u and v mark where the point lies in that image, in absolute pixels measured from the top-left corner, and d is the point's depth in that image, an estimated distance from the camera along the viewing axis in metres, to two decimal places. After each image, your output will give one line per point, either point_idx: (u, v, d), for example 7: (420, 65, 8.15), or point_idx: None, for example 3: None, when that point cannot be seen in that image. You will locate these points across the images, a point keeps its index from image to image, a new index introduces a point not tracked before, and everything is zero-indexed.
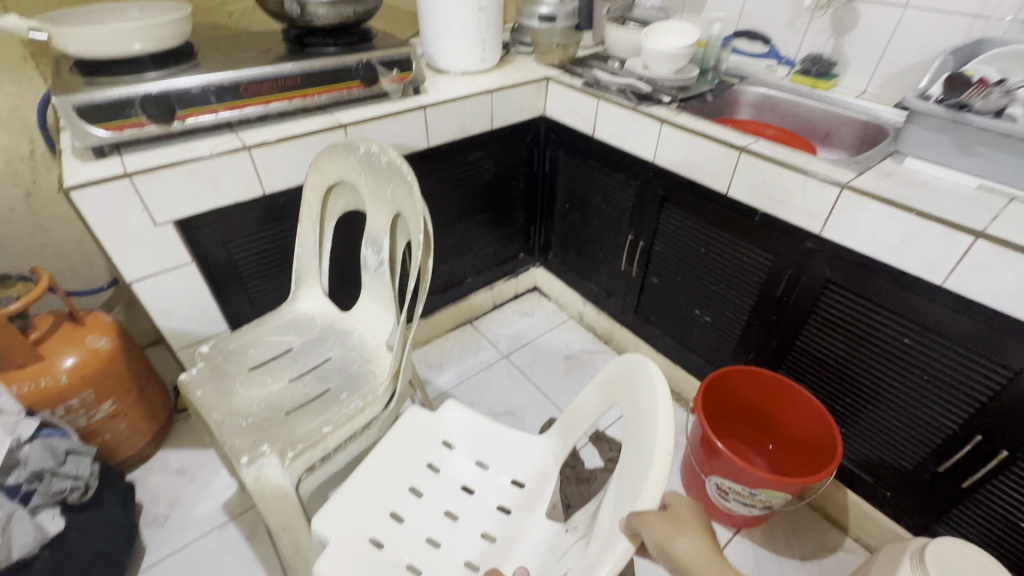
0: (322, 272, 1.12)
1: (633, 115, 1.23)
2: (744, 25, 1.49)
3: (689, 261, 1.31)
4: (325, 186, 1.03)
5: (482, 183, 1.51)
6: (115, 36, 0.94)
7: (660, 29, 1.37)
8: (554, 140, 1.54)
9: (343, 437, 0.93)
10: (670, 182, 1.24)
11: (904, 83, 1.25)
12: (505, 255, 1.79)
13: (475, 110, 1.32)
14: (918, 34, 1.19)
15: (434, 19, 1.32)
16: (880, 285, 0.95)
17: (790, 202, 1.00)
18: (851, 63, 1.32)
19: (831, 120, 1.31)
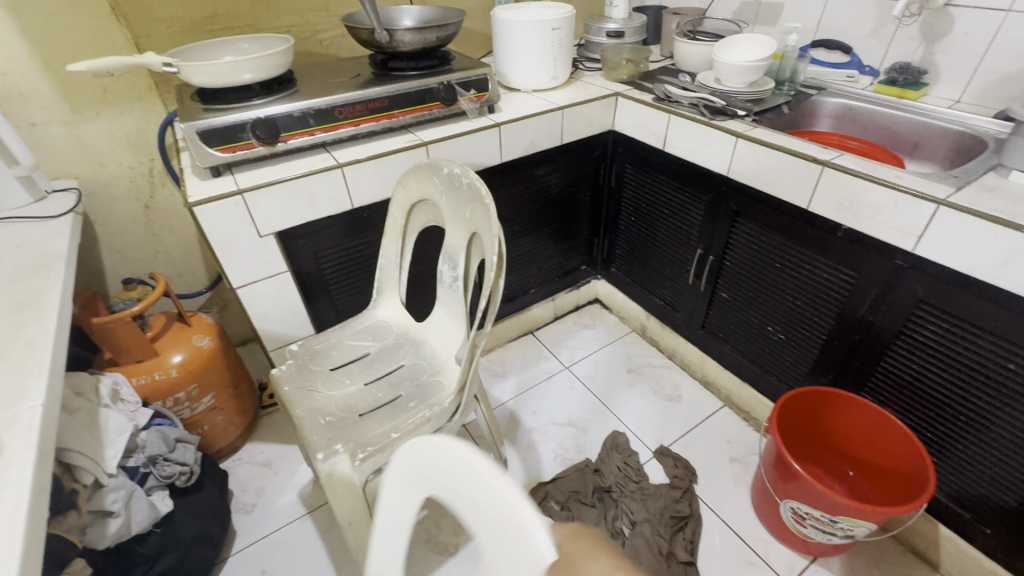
0: (402, 282, 1.19)
1: (706, 129, 1.23)
2: (822, 35, 1.45)
3: (762, 277, 1.28)
4: (409, 202, 1.09)
5: (549, 197, 1.55)
6: (232, 68, 1.05)
7: (734, 41, 1.35)
8: (621, 154, 1.55)
9: None
10: (744, 197, 1.23)
11: (1006, 92, 1.17)
12: (568, 267, 1.81)
13: (546, 125, 1.36)
14: (1022, 40, 1.12)
15: (508, 39, 1.38)
16: (981, 306, 0.89)
17: (878, 217, 0.96)
18: (943, 71, 1.26)
19: (920, 132, 1.25)
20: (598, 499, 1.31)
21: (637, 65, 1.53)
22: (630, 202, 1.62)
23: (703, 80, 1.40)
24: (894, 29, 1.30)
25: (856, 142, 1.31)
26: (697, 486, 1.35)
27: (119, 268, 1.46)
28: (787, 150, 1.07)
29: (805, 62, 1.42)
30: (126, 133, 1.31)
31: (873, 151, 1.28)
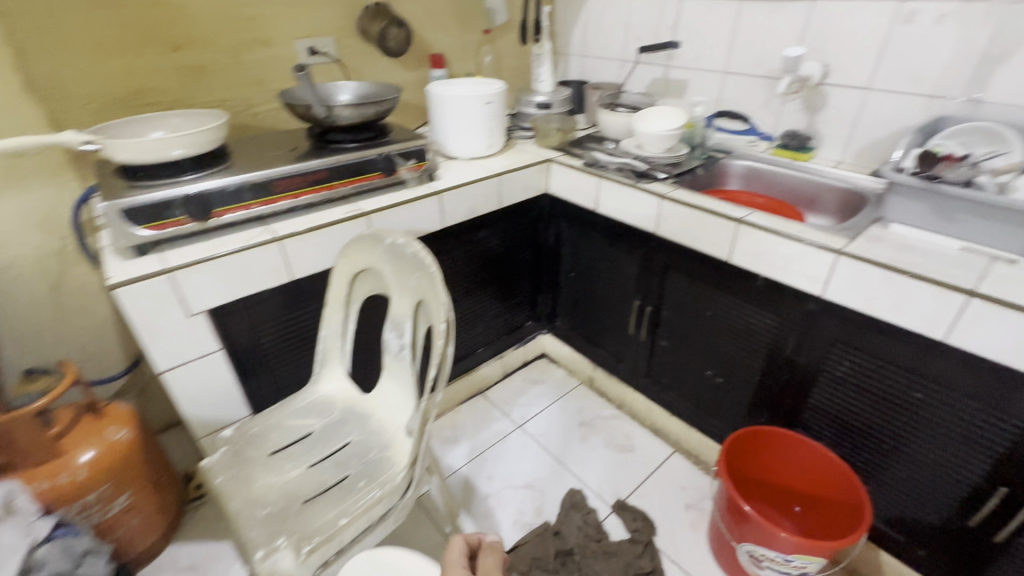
0: (346, 353, 1.15)
1: (633, 191, 1.33)
2: (724, 106, 1.64)
3: (697, 325, 1.36)
4: (352, 272, 1.08)
5: (491, 258, 1.59)
6: (160, 145, 1.02)
7: (648, 112, 1.50)
8: (558, 214, 1.64)
9: (359, 529, 0.90)
10: (673, 251, 1.32)
11: (876, 154, 1.37)
12: (514, 324, 1.83)
13: (485, 191, 1.42)
14: (882, 112, 1.32)
15: (444, 112, 1.45)
16: (886, 342, 1.00)
17: (789, 267, 1.06)
18: (825, 137, 1.45)
19: (814, 189, 1.43)
20: (560, 564, 1.27)
21: (566, 133, 1.66)
22: (569, 259, 1.69)
23: (625, 147, 1.53)
24: (782, 102, 1.50)
25: (766, 199, 1.46)
26: (657, 538, 1.34)
27: (18, 357, 1.31)
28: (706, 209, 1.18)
29: (711, 130, 1.61)
30: (35, 210, 1.22)
31: (779, 208, 1.43)
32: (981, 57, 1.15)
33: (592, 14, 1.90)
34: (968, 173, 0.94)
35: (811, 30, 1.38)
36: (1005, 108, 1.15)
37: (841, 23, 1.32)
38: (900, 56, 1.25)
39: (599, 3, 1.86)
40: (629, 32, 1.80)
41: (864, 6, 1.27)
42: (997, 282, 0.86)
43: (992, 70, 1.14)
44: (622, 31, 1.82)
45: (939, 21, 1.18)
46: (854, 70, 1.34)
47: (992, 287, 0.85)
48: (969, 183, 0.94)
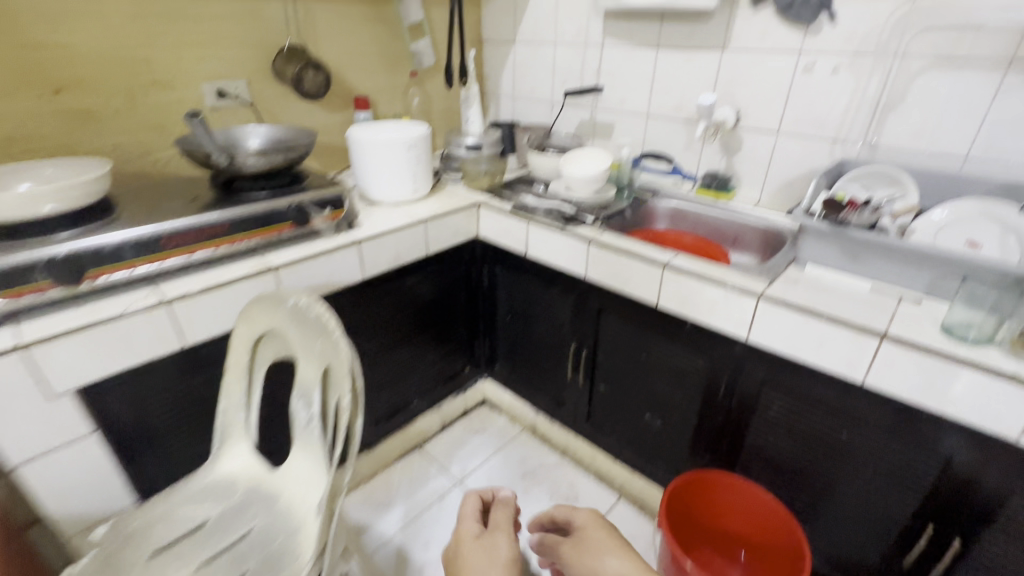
0: (250, 424, 1.04)
1: (561, 235, 1.31)
2: (648, 147, 1.68)
3: (632, 368, 1.34)
4: (253, 337, 0.98)
5: (421, 306, 1.51)
6: (23, 201, 0.90)
7: (576, 155, 1.50)
8: (490, 258, 1.59)
9: None
10: (604, 295, 1.30)
11: (790, 194, 1.42)
12: (450, 372, 1.75)
13: (410, 238, 1.36)
14: (792, 154, 1.38)
15: (365, 156, 1.39)
16: (810, 383, 0.99)
17: (714, 311, 1.06)
18: (743, 178, 1.50)
19: (736, 228, 1.46)
20: None
21: (494, 177, 1.63)
22: (504, 302, 1.65)
23: (554, 189, 1.51)
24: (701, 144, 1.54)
25: (692, 238, 1.48)
26: None
27: None
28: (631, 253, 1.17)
29: (638, 170, 1.63)
30: None
31: (705, 247, 1.45)
32: (873, 105, 1.22)
33: (520, 58, 1.92)
34: (872, 217, 0.97)
35: (723, 77, 1.44)
36: (900, 152, 1.22)
37: (748, 71, 1.39)
38: (804, 102, 1.32)
39: (526, 47, 1.88)
40: (556, 76, 1.83)
41: (768, 56, 1.34)
42: (905, 323, 0.88)
43: (884, 117, 1.22)
44: (548, 75, 1.85)
45: (835, 71, 1.25)
46: (764, 115, 1.40)
47: (901, 328, 0.87)
48: (874, 226, 0.97)
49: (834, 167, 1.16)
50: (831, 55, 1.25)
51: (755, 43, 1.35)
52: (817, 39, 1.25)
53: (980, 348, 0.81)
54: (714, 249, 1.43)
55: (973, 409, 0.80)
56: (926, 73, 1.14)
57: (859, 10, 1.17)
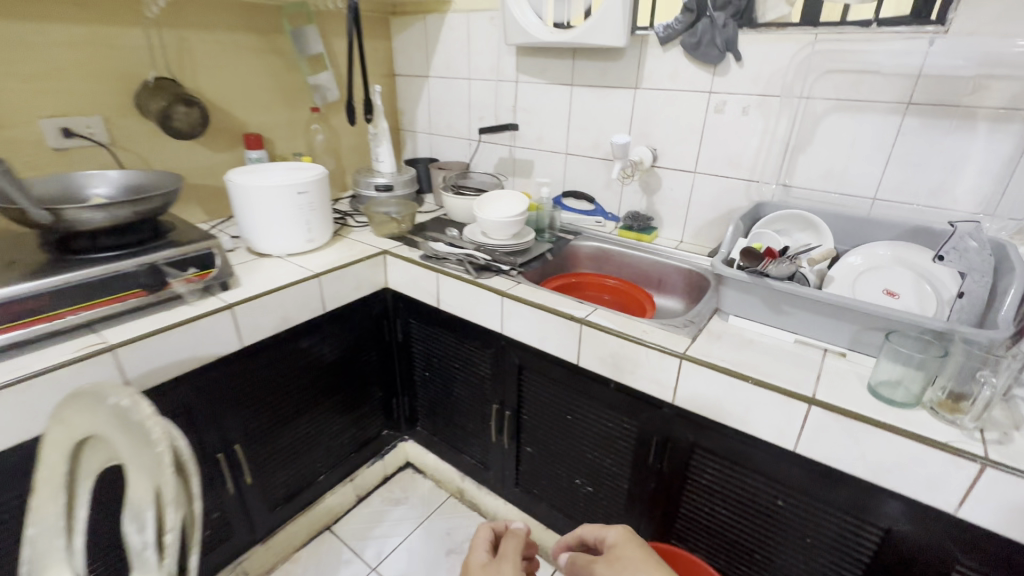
0: (73, 552, 0.81)
1: (473, 288, 1.18)
2: (569, 186, 1.60)
3: (559, 430, 1.22)
4: (71, 442, 0.73)
5: (322, 369, 1.33)
6: None
7: (491, 198, 1.42)
8: (403, 310, 1.44)
9: None
10: (523, 351, 1.17)
11: (711, 234, 1.39)
12: (364, 438, 1.55)
13: (301, 296, 1.18)
14: (710, 194, 1.35)
15: (246, 203, 1.21)
16: (741, 448, 0.91)
17: (637, 371, 0.96)
18: (664, 217, 1.45)
19: (661, 270, 1.39)
20: None
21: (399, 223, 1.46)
22: (422, 357, 1.49)
23: (469, 234, 1.39)
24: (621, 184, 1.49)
25: (618, 282, 1.41)
26: None
27: None
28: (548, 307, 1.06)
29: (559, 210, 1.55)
30: None
31: (631, 292, 1.38)
32: (784, 146, 1.20)
33: (434, 92, 1.82)
34: (790, 266, 0.88)
35: (637, 116, 1.40)
36: (812, 193, 1.20)
37: (662, 110, 1.35)
38: (717, 142, 1.29)
39: (439, 82, 1.79)
40: (471, 112, 1.74)
41: (680, 95, 1.31)
42: (832, 383, 0.82)
43: (795, 158, 1.20)
44: (464, 111, 1.76)
45: (745, 111, 1.23)
46: (680, 154, 1.36)
47: (829, 390, 0.80)
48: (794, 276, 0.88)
49: (751, 210, 1.12)
50: (740, 95, 1.22)
51: (667, 82, 1.32)
52: (725, 80, 1.23)
53: (908, 412, 0.75)
54: (640, 293, 1.36)
55: (907, 480, 0.73)
56: (830, 115, 1.13)
57: (763, 51, 1.16)
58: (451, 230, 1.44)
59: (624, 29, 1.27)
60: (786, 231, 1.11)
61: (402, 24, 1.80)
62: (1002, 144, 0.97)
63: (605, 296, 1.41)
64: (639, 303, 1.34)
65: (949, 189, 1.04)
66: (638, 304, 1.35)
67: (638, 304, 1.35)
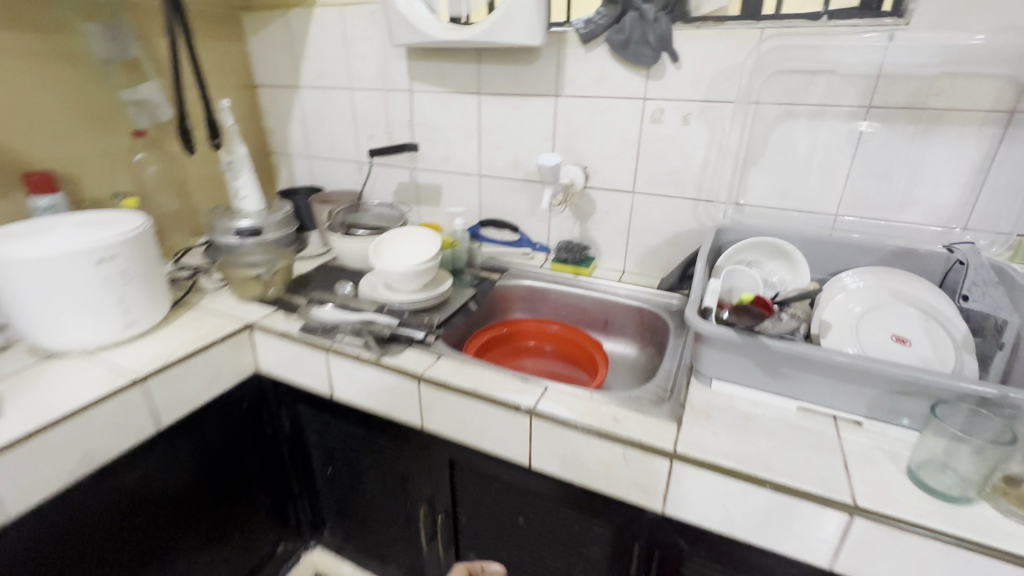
0: None
1: (378, 371, 0.87)
2: (487, 214, 1.34)
3: (509, 536, 0.94)
4: None
5: (171, 502, 0.94)
6: None
7: (391, 241, 1.12)
8: (287, 397, 1.08)
9: None
10: (454, 447, 0.89)
11: (656, 262, 1.20)
12: (251, 565, 1.17)
13: (118, 414, 0.80)
14: (652, 218, 1.16)
15: (9, 281, 0.79)
16: (753, 561, 0.70)
17: (612, 474, 0.72)
18: (602, 246, 1.24)
19: (606, 309, 1.18)
20: None
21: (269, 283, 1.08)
22: (319, 451, 1.14)
23: (365, 288, 1.07)
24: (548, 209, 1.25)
25: (563, 326, 1.17)
26: None
27: None
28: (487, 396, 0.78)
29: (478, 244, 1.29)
30: None
31: (578, 339, 1.14)
32: (734, 160, 1.03)
33: (308, 106, 1.47)
34: (793, 323, 0.71)
35: (561, 129, 1.17)
36: (768, 211, 1.05)
37: (590, 121, 1.13)
38: (657, 157, 1.10)
39: (314, 93, 1.44)
40: (358, 129, 1.42)
41: (610, 104, 1.10)
42: (866, 472, 0.63)
43: (746, 173, 1.04)
44: (348, 128, 1.43)
45: (686, 121, 1.04)
46: (615, 173, 1.15)
47: (868, 487, 0.61)
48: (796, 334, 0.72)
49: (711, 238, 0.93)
50: (679, 101, 1.04)
51: (593, 88, 1.10)
52: (661, 84, 1.04)
53: (968, 511, 0.58)
54: (588, 341, 1.12)
55: None
56: (783, 122, 0.98)
57: (702, 50, 0.98)
58: (343, 283, 1.11)
59: (539, 25, 1.04)
60: (754, 261, 0.93)
61: (256, 22, 1.42)
62: (974, 149, 0.86)
63: (548, 347, 1.18)
64: (588, 355, 1.11)
65: (917, 201, 0.92)
66: (587, 355, 1.11)
67: (587, 355, 1.11)
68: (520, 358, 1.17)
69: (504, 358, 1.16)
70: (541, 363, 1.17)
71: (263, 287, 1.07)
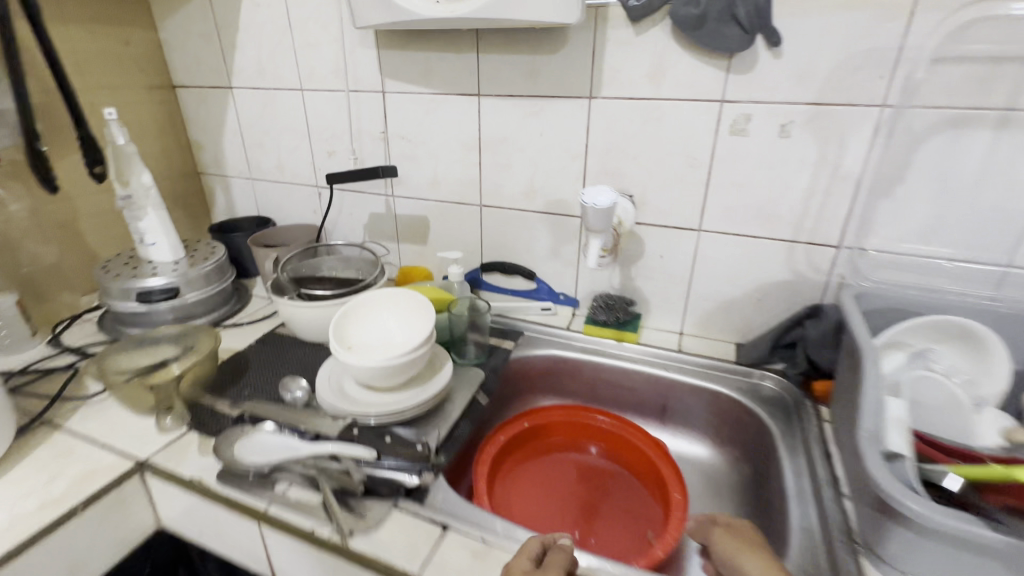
0: None
1: (347, 560, 0.54)
2: (491, 256, 1.01)
3: None
4: None
5: None
6: None
7: (365, 313, 0.77)
8: (210, 554, 0.73)
9: None
10: None
11: (728, 323, 0.89)
12: None
13: None
14: (725, 264, 0.85)
15: None
16: None
17: None
18: (651, 300, 0.92)
19: (664, 390, 0.86)
20: None
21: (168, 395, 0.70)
22: None
23: (328, 386, 0.72)
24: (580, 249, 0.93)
25: (606, 415, 0.85)
26: None
27: None
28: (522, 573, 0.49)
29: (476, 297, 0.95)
30: None
31: (633, 434, 0.82)
32: (854, 186, 0.72)
33: (246, 114, 1.10)
34: None
35: (598, 144, 0.84)
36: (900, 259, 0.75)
37: (639, 133, 0.81)
38: (738, 183, 0.78)
39: (253, 97, 1.08)
40: (314, 144, 1.06)
41: (671, 109, 0.78)
42: None
43: (871, 206, 0.73)
44: (301, 142, 1.07)
45: (784, 132, 0.73)
46: (673, 205, 0.84)
47: None
48: None
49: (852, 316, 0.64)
50: (777, 104, 0.72)
51: (647, 85, 0.78)
52: (749, 80, 0.72)
53: None
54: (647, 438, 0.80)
55: None
56: (936, 136, 0.67)
57: (817, 32, 0.67)
58: (297, 377, 0.75)
59: None
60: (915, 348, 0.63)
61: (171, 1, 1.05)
62: None
63: (592, 446, 0.85)
64: (649, 460, 0.79)
65: None
66: (647, 459, 0.79)
67: (647, 460, 0.79)
68: (550, 458, 0.84)
69: (528, 461, 0.83)
70: (580, 463, 0.84)
71: (158, 411, 0.70)
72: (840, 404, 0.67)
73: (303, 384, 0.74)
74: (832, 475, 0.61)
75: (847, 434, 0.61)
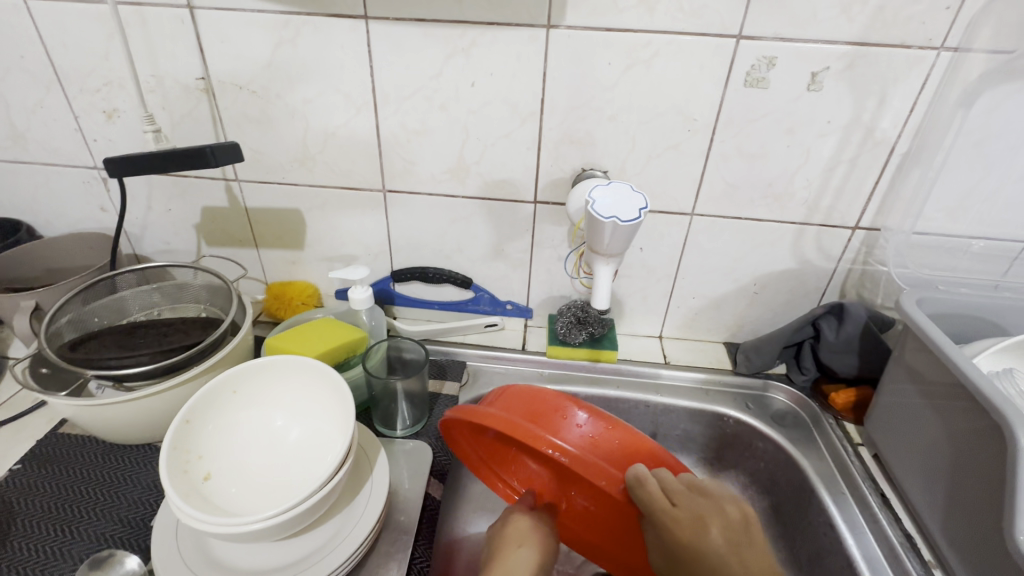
0: None
1: None
2: (406, 259, 0.72)
3: None
4: None
5: None
6: None
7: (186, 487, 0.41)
8: None
9: None
10: None
11: (715, 321, 0.73)
12: None
13: None
14: (721, 254, 0.67)
15: None
16: None
17: None
18: (625, 302, 0.73)
19: (655, 416, 0.69)
20: None
21: None
22: None
23: (186, 562, 0.42)
24: (567, 268, 0.69)
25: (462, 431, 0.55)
26: None
27: None
28: (491, 557, 0.51)
29: (384, 325, 0.67)
30: None
31: (506, 402, 0.52)
32: (887, 155, 0.57)
33: None
34: None
35: (558, 99, 0.58)
36: (935, 242, 0.60)
37: (619, 84, 0.56)
38: (746, 152, 0.59)
39: None
40: (74, 97, 0.63)
41: (666, 46, 0.54)
42: None
43: (902, 178, 0.59)
44: (48, 95, 0.63)
45: (813, 83, 0.54)
46: (662, 182, 0.62)
47: None
48: None
49: (922, 320, 0.51)
50: (811, 42, 0.52)
51: (634, 11, 0.52)
52: (778, 6, 0.50)
53: None
54: (489, 416, 0.47)
55: None
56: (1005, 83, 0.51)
57: None
58: (121, 552, 0.45)
59: None
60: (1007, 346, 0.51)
61: None
62: None
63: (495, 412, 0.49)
64: (546, 420, 0.50)
65: None
66: (544, 419, 0.50)
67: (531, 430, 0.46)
68: (583, 518, 0.59)
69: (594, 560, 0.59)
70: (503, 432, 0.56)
71: None
72: (903, 434, 0.54)
73: (135, 566, 0.44)
74: (909, 542, 0.51)
75: (946, 490, 0.49)
